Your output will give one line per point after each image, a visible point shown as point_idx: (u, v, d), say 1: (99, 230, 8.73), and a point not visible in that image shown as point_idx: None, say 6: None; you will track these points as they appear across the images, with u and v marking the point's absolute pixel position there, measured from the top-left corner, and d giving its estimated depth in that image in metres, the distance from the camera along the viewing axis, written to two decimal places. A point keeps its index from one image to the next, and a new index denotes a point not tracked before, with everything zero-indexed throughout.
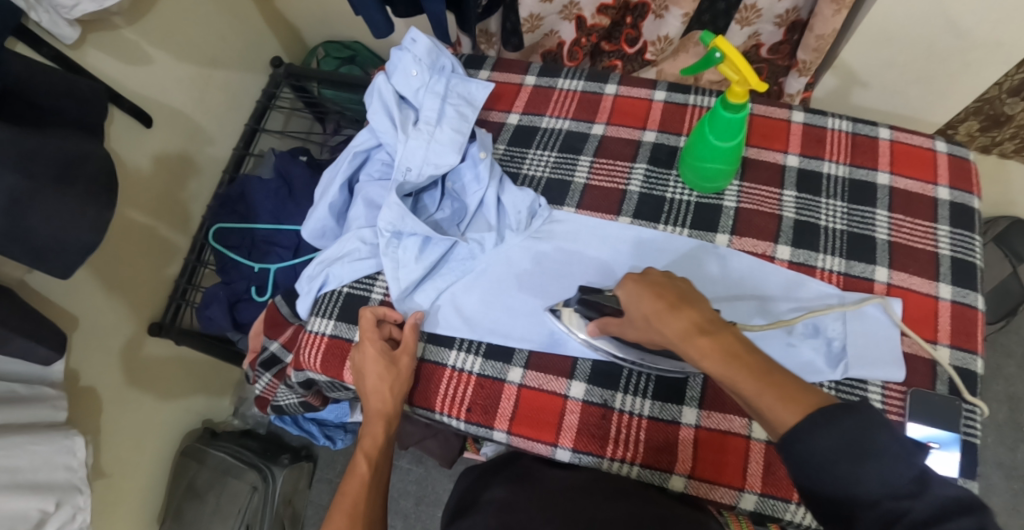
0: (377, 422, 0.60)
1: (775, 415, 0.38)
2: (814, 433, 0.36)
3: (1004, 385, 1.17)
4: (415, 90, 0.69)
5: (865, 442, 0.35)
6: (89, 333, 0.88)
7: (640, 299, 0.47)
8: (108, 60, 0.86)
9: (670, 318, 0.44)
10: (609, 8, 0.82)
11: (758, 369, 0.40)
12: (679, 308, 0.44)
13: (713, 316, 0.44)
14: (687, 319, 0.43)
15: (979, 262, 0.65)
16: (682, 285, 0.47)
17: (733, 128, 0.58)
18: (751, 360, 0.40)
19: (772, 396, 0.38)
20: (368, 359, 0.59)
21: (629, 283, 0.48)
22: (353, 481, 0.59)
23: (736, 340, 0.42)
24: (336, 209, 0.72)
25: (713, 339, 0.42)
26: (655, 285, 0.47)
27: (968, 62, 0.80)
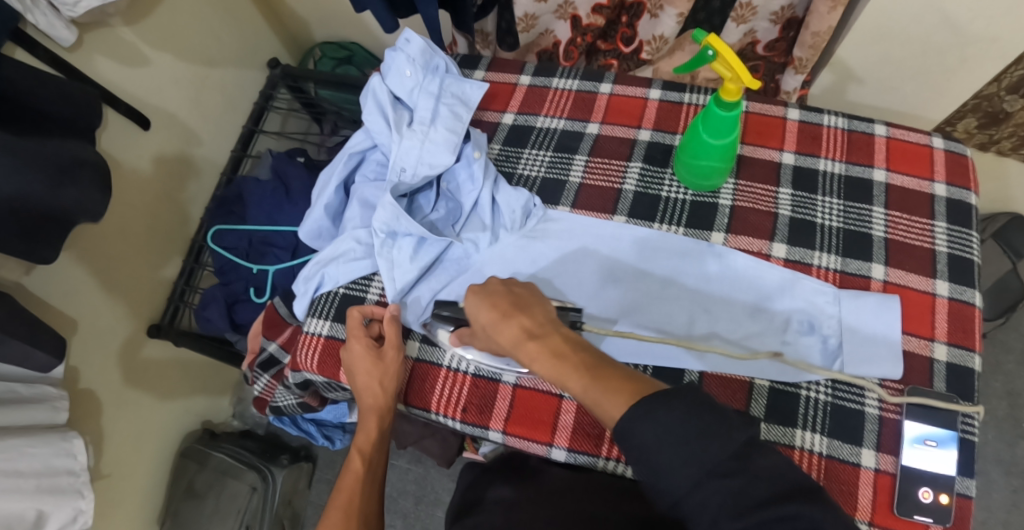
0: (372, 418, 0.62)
1: (604, 409, 0.44)
2: (640, 422, 0.41)
3: (1004, 382, 1.17)
4: (408, 90, 0.70)
5: (684, 425, 0.40)
6: (89, 333, 0.88)
7: (479, 309, 0.53)
8: (104, 62, 0.86)
9: (504, 325, 0.51)
10: (604, 7, 0.82)
11: (582, 365, 0.47)
12: (511, 316, 0.51)
13: (545, 320, 0.51)
14: (517, 326, 0.51)
15: (976, 259, 0.65)
16: (519, 292, 0.54)
17: (727, 125, 0.58)
18: (576, 358, 0.47)
19: (594, 389, 0.45)
20: (360, 362, 0.59)
21: (471, 294, 0.54)
22: (348, 477, 0.63)
23: (562, 341, 0.49)
24: (332, 210, 0.72)
25: (540, 343, 0.49)
26: (490, 296, 0.53)
27: (964, 58, 0.79)
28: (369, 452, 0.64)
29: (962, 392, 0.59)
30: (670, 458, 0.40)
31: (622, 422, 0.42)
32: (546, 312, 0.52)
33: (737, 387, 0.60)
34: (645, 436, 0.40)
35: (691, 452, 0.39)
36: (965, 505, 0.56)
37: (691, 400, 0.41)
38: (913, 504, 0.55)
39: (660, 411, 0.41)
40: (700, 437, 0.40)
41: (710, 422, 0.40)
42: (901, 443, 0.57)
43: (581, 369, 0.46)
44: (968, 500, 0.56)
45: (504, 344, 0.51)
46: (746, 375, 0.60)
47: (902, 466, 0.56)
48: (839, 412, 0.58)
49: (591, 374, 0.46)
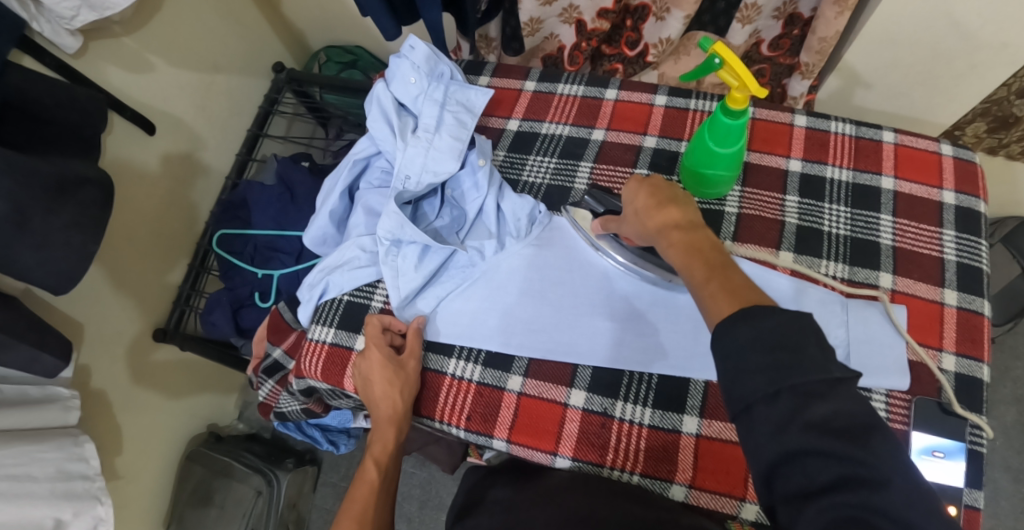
0: (386, 429, 0.61)
1: (716, 304, 0.42)
2: (738, 326, 0.39)
3: (1012, 388, 1.16)
4: (413, 97, 0.69)
5: (776, 339, 0.37)
6: (97, 337, 0.89)
7: (637, 194, 0.53)
8: (110, 69, 0.86)
9: (656, 212, 0.50)
10: (609, 12, 0.81)
11: (715, 265, 0.45)
12: (664, 206, 0.50)
13: (695, 216, 0.49)
14: (667, 216, 0.49)
15: (986, 268, 0.65)
16: (681, 193, 0.52)
17: (734, 133, 0.57)
18: (718, 259, 0.45)
19: (717, 285, 0.43)
20: (372, 371, 0.58)
21: (633, 179, 0.54)
22: (362, 488, 0.62)
23: (708, 241, 0.47)
24: (337, 217, 0.72)
25: (684, 234, 0.48)
26: (653, 185, 0.52)
27: (973, 63, 0.79)
28: (384, 460, 0.63)
29: (969, 401, 0.59)
30: (749, 367, 0.37)
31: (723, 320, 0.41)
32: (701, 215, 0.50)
33: None
34: (732, 341, 0.39)
35: (771, 368, 0.37)
36: (973, 517, 0.56)
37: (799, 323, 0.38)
38: None
39: (761, 322, 0.38)
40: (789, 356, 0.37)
41: (805, 351, 0.37)
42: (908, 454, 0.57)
43: (716, 268, 0.45)
44: (976, 512, 0.56)
45: (649, 229, 0.51)
46: None
47: None
48: None
49: (722, 276, 0.44)
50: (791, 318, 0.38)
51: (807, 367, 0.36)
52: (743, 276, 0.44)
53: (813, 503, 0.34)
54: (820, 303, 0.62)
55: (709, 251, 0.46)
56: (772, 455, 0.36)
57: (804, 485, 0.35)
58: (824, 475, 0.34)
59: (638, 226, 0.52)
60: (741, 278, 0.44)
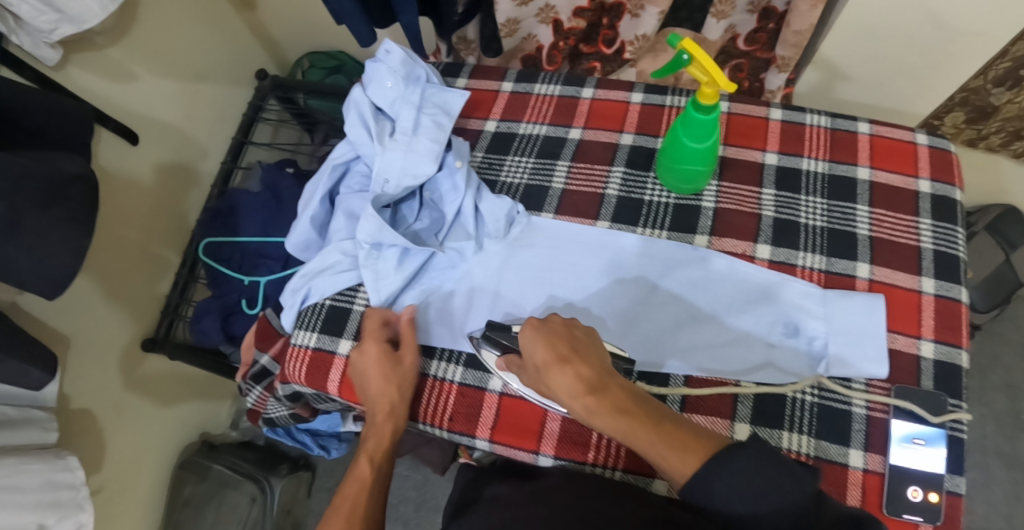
0: (382, 426, 0.62)
1: (674, 466, 0.46)
2: (712, 477, 0.44)
3: (1003, 375, 1.16)
4: (390, 101, 0.70)
5: (759, 471, 0.43)
6: (85, 349, 0.88)
7: (536, 346, 0.52)
8: (92, 79, 0.86)
9: (562, 371, 0.50)
10: (585, 10, 0.82)
11: (644, 420, 0.48)
12: (567, 363, 0.50)
13: (601, 369, 0.51)
14: (577, 375, 0.50)
15: (962, 255, 0.65)
16: (579, 336, 0.53)
17: (707, 128, 0.57)
18: (640, 412, 0.48)
19: (665, 445, 0.46)
20: (368, 368, 0.59)
21: (528, 329, 0.53)
22: (354, 485, 0.63)
23: (622, 395, 0.49)
24: (318, 222, 0.72)
25: (598, 398, 0.49)
26: (549, 334, 0.52)
27: (950, 53, 0.79)
28: (378, 458, 0.63)
29: (949, 388, 0.59)
30: (746, 508, 0.43)
31: (693, 477, 0.45)
32: (604, 361, 0.52)
33: (724, 390, 0.59)
34: (717, 493, 0.44)
35: (770, 496, 0.43)
36: (955, 503, 0.56)
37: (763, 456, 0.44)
38: (904, 503, 0.55)
39: (734, 470, 0.44)
40: (774, 484, 0.43)
41: (785, 480, 0.43)
42: (889, 442, 0.57)
43: (648, 424, 0.47)
44: (958, 498, 0.56)
45: (558, 391, 0.51)
46: (732, 379, 0.59)
47: (891, 465, 0.56)
48: (826, 413, 0.58)
49: (661, 431, 0.47)
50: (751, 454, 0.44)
51: (791, 497, 0.43)
52: (672, 419, 0.48)
53: None
54: (781, 367, 0.60)
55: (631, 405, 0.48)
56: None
57: None
58: None
59: (543, 383, 0.52)
60: (671, 418, 0.48)
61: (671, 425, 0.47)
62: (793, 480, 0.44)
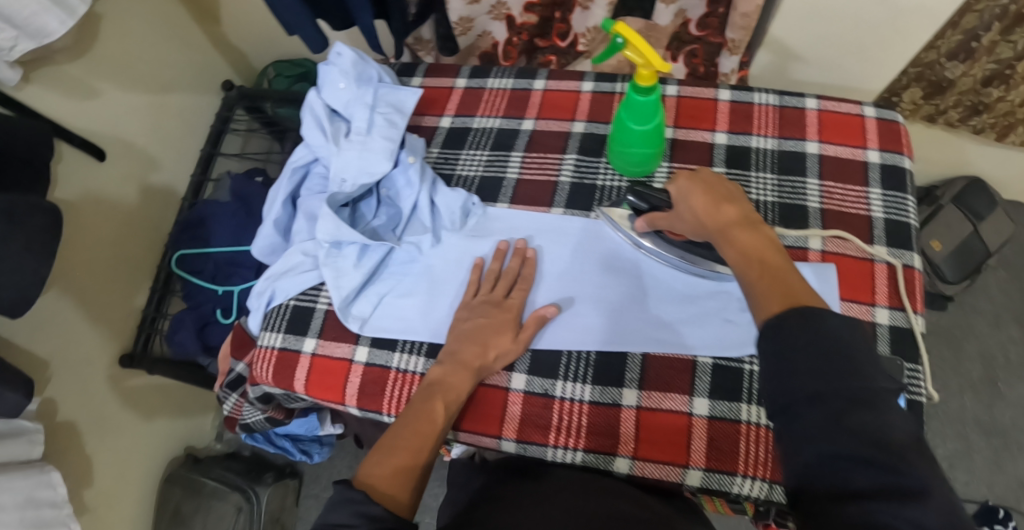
0: (461, 373, 0.57)
1: (764, 304, 0.41)
2: (784, 325, 0.38)
3: (977, 343, 1.17)
4: (344, 102, 0.70)
5: (810, 344, 0.36)
6: (63, 367, 0.88)
7: (692, 193, 0.51)
8: (54, 98, 0.86)
9: (715, 210, 0.49)
10: (535, 5, 0.83)
11: (771, 267, 0.44)
12: (722, 204, 0.49)
13: (755, 216, 0.49)
14: (732, 213, 0.49)
15: (914, 221, 0.66)
16: (734, 189, 0.52)
17: (648, 109, 0.59)
18: (772, 260, 0.45)
19: (770, 286, 0.42)
20: (498, 325, 0.59)
21: (682, 177, 0.53)
22: (424, 421, 0.54)
23: (768, 241, 0.46)
24: (282, 226, 0.73)
25: (752, 233, 0.47)
26: (705, 183, 0.51)
27: (897, 27, 0.81)
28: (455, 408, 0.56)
29: (905, 352, 0.60)
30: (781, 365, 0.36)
31: (770, 318, 0.39)
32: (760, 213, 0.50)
33: (682, 367, 0.59)
34: (777, 340, 0.38)
35: (810, 369, 0.35)
36: None
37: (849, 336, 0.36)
38: None
39: (813, 335, 0.36)
40: (825, 360, 0.35)
41: (836, 365, 0.35)
42: None
43: (769, 266, 0.44)
44: None
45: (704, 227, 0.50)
46: (689, 354, 0.59)
47: None
48: None
49: (775, 278, 0.43)
50: (840, 334, 0.36)
51: (857, 383, 0.34)
52: (797, 277, 0.43)
53: (847, 503, 0.31)
54: (737, 337, 0.59)
55: (768, 252, 0.45)
56: (808, 460, 0.34)
57: (837, 489, 0.32)
58: (867, 478, 0.31)
59: (693, 223, 0.52)
60: (795, 279, 0.42)
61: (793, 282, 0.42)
62: (858, 373, 0.35)
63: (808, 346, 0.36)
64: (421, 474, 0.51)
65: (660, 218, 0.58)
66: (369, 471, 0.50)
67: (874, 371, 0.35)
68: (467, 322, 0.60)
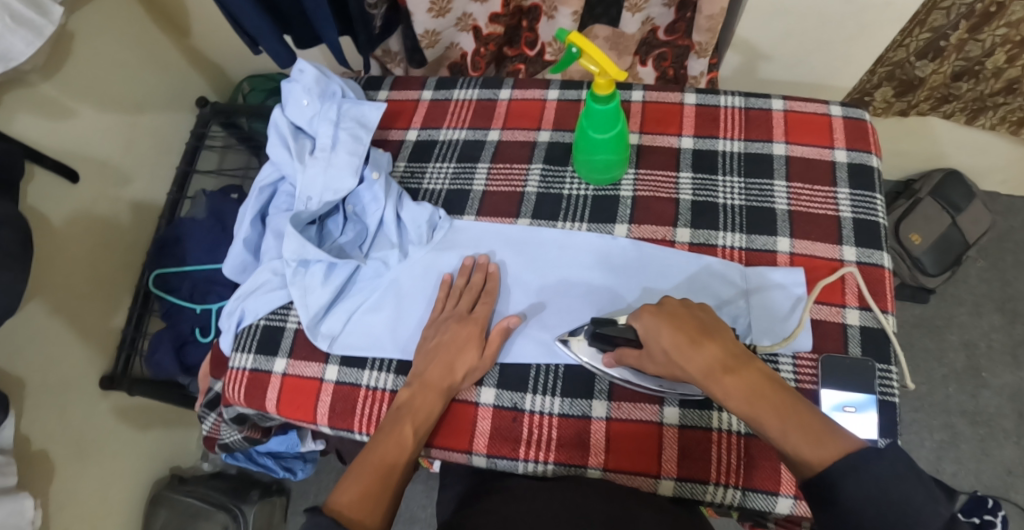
0: (427, 394, 0.57)
1: (802, 456, 0.41)
2: (842, 484, 0.38)
3: (959, 333, 1.18)
4: (308, 119, 0.69)
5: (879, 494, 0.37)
6: (39, 393, 0.87)
7: (659, 332, 0.48)
8: (24, 119, 0.84)
9: (693, 354, 0.46)
10: (501, 15, 0.82)
11: (784, 410, 0.43)
12: (700, 343, 0.46)
13: (736, 348, 0.46)
14: (709, 356, 0.46)
15: (882, 220, 0.66)
16: (704, 317, 0.49)
17: (608, 118, 0.59)
18: (781, 399, 0.43)
19: (798, 434, 0.41)
20: (462, 342, 0.58)
21: (647, 314, 0.49)
22: (391, 443, 0.54)
23: (762, 377, 0.44)
24: (252, 244, 0.73)
25: (737, 378, 0.44)
26: (673, 317, 0.48)
27: (862, 24, 0.80)
28: (425, 429, 0.56)
29: (877, 353, 0.60)
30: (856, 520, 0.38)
31: (818, 480, 0.39)
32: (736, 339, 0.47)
33: None
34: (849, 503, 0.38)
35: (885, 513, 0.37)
36: None
37: (903, 471, 0.38)
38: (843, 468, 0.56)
39: (870, 479, 0.38)
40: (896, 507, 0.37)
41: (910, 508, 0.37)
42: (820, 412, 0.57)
43: (784, 410, 0.43)
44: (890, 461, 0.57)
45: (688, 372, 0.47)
46: None
47: None
48: None
49: (791, 419, 0.42)
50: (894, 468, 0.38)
51: (923, 520, 0.37)
52: (813, 409, 0.43)
53: None
54: None
55: (770, 393, 0.43)
56: None
57: None
58: None
59: (672, 367, 0.48)
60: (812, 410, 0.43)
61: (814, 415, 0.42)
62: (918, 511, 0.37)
63: (868, 496, 0.38)
64: (390, 499, 0.51)
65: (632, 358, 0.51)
66: (337, 497, 0.50)
67: (931, 502, 0.37)
68: (432, 339, 0.60)
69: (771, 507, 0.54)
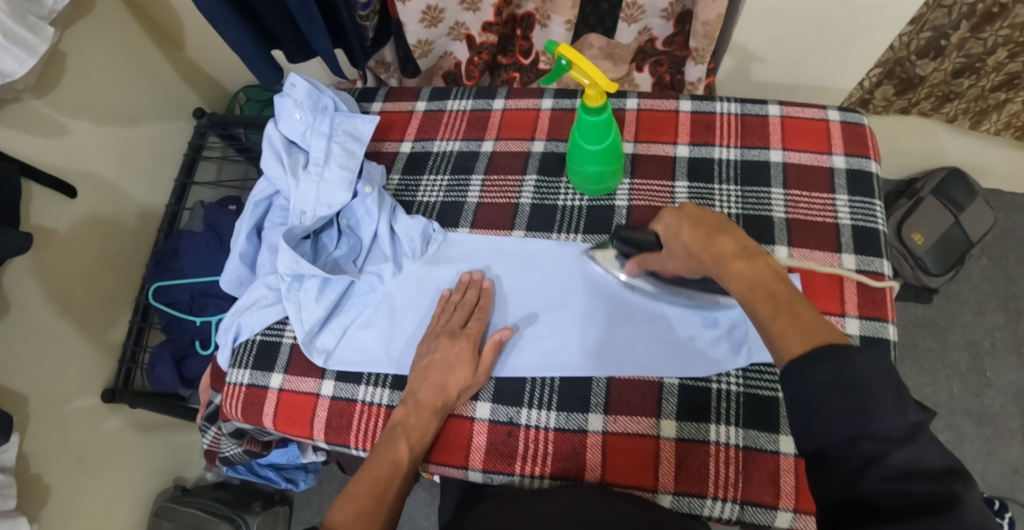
0: (421, 412, 0.57)
1: (785, 341, 0.38)
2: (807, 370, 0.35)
3: (963, 333, 1.16)
4: (301, 133, 0.69)
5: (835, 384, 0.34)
6: (40, 409, 0.87)
7: (681, 228, 0.51)
8: (16, 135, 0.84)
9: (707, 243, 0.48)
10: (494, 24, 0.82)
11: (780, 297, 0.41)
12: (715, 237, 0.47)
13: (751, 244, 0.46)
14: (723, 244, 0.46)
15: (882, 227, 0.65)
16: (723, 219, 0.50)
17: (600, 128, 0.59)
18: (781, 293, 0.41)
19: (785, 316, 0.39)
20: (456, 360, 0.58)
21: (669, 213, 0.54)
22: (384, 461, 0.54)
23: (772, 268, 0.43)
24: (248, 258, 0.72)
25: (748, 262, 0.44)
26: (692, 217, 0.51)
27: (858, 26, 0.80)
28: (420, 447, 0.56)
29: None
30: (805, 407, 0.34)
31: (791, 359, 0.36)
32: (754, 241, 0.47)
33: (647, 388, 0.58)
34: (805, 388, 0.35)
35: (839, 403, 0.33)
36: None
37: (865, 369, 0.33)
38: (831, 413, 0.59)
39: (830, 369, 0.34)
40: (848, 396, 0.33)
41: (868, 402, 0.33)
42: None
43: (778, 297, 0.41)
44: None
45: (704, 262, 0.48)
46: (654, 375, 0.58)
47: None
48: (752, 402, 0.56)
49: (784, 303, 0.40)
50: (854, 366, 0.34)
51: (880, 416, 0.32)
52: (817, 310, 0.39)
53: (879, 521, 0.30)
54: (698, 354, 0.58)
55: (776, 283, 0.42)
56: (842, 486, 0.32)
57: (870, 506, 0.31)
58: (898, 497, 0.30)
59: (691, 259, 0.50)
60: (812, 308, 0.39)
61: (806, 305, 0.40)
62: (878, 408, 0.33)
63: (823, 384, 0.34)
64: (383, 520, 0.51)
65: (652, 257, 0.56)
66: (333, 515, 0.50)
67: (897, 406, 0.32)
68: (426, 357, 0.59)
69: (770, 520, 0.53)
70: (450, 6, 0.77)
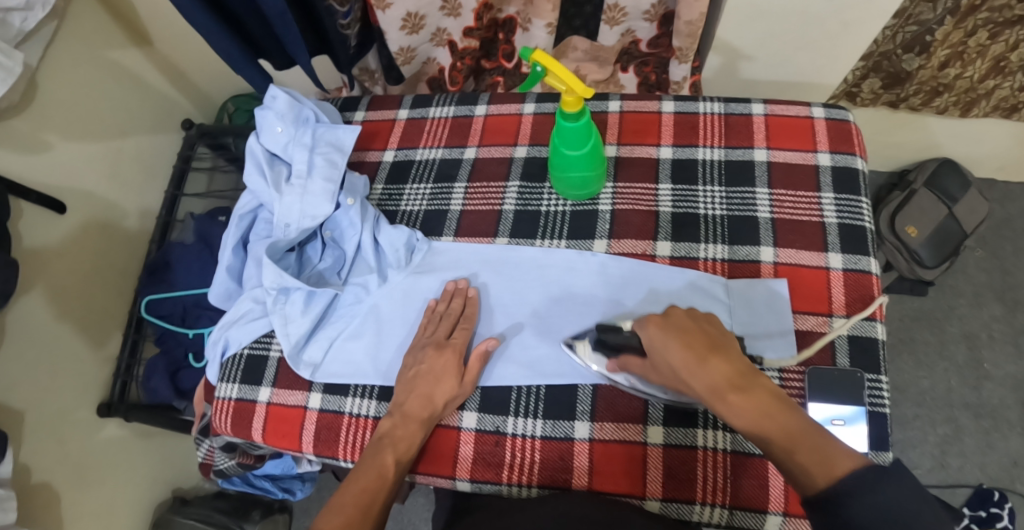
0: (408, 423, 0.57)
1: (809, 477, 0.37)
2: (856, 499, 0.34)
3: (959, 325, 1.16)
4: (282, 147, 0.68)
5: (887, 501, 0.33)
6: (36, 424, 0.87)
7: (668, 344, 0.47)
8: (2, 154, 0.84)
9: (700, 370, 0.44)
10: (475, 29, 0.82)
11: (795, 434, 0.39)
12: (707, 360, 0.44)
13: (746, 368, 0.43)
14: (716, 372, 0.43)
15: (868, 224, 0.65)
16: (711, 331, 0.47)
17: (579, 135, 0.59)
18: (795, 427, 0.39)
19: (806, 455, 0.37)
20: (441, 370, 0.58)
21: (653, 326, 0.49)
22: (371, 474, 0.53)
23: (772, 397, 0.41)
24: (235, 272, 0.72)
25: (745, 395, 0.41)
26: (679, 330, 0.47)
27: (845, 22, 0.79)
28: (406, 458, 0.56)
29: (868, 363, 0.59)
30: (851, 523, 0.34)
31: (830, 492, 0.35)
32: (749, 360, 0.45)
33: (634, 394, 0.58)
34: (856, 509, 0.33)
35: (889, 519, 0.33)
36: None
37: (910, 491, 0.33)
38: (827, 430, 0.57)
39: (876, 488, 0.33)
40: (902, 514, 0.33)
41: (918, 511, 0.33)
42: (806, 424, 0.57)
43: (792, 431, 0.39)
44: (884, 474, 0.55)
45: (697, 391, 0.45)
46: None
47: None
48: None
49: (797, 436, 0.38)
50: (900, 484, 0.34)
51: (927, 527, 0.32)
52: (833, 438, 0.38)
53: None
54: None
55: (786, 418, 0.39)
56: None
57: None
58: None
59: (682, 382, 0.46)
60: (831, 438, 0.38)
61: (822, 434, 0.38)
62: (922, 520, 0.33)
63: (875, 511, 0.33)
64: None
65: (636, 363, 0.52)
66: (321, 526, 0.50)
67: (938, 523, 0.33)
68: (411, 368, 0.59)
69: (760, 525, 0.53)
70: (430, 12, 0.77)
